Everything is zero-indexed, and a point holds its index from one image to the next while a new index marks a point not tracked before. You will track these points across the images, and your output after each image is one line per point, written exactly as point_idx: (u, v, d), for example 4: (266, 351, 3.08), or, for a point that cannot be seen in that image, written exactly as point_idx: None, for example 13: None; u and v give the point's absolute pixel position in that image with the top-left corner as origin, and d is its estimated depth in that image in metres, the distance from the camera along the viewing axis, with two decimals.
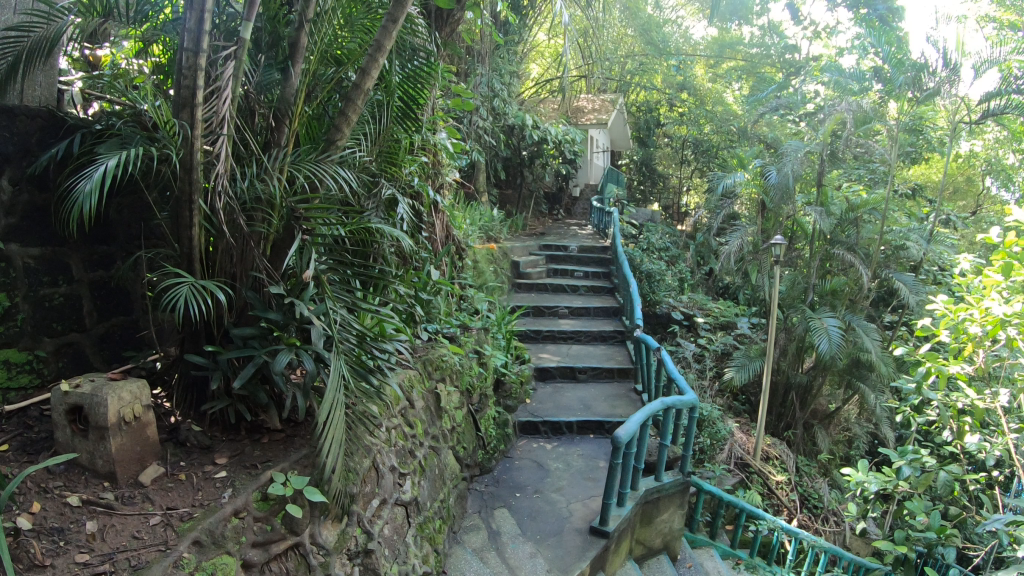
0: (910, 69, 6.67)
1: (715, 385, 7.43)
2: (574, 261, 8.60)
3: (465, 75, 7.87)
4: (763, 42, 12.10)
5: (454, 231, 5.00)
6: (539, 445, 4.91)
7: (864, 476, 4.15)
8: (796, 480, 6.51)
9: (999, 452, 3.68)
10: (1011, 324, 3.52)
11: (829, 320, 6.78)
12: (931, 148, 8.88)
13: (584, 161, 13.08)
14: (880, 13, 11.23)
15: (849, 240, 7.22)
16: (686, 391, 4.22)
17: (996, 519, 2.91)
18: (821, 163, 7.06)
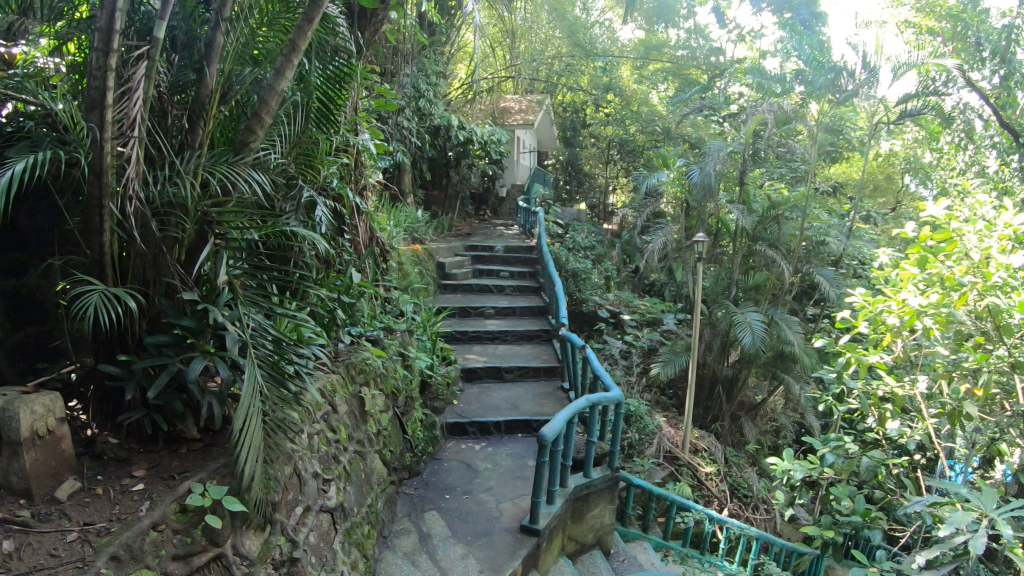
0: (829, 71, 6.94)
1: (641, 381, 7.55)
2: (499, 261, 8.62)
3: (391, 76, 7.78)
4: (688, 45, 12.19)
5: (378, 233, 4.88)
6: (467, 446, 4.89)
7: (790, 465, 4.27)
8: (725, 470, 6.67)
9: (919, 437, 3.82)
10: (927, 314, 3.66)
11: (752, 314, 6.97)
12: (852, 147, 9.19)
13: (510, 161, 13.14)
14: (803, 18, 11.61)
15: (770, 236, 7.44)
16: (611, 387, 4.28)
17: (917, 502, 3.03)
18: (743, 161, 7.25)
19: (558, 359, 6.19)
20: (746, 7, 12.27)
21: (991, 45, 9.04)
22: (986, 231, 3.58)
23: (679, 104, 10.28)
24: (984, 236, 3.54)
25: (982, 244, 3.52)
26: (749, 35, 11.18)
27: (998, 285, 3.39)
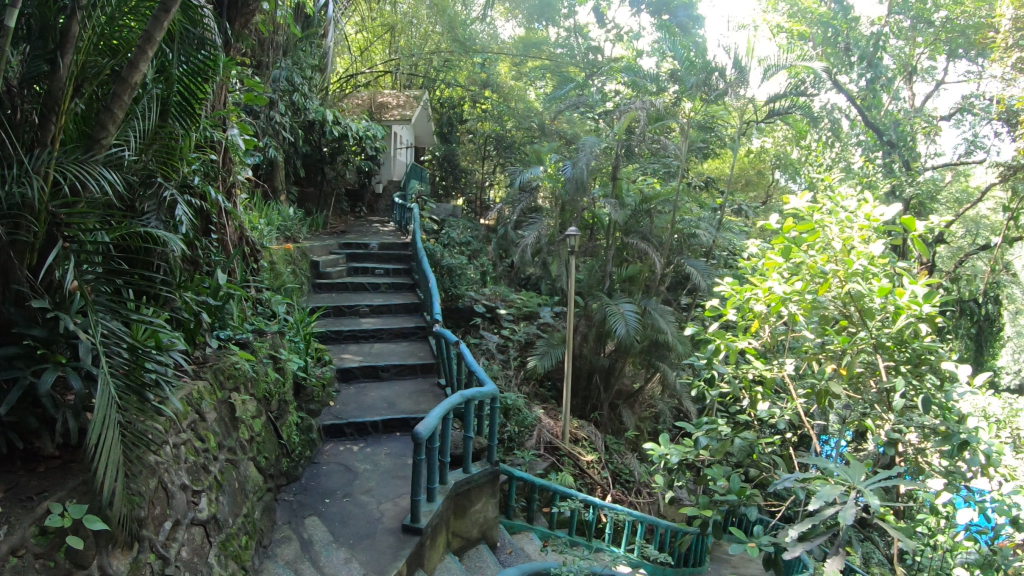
0: (701, 70, 7.23)
1: (519, 374, 7.65)
2: (374, 258, 8.52)
3: (263, 68, 7.55)
4: (567, 44, 12.50)
5: (249, 232, 4.71)
6: (345, 448, 4.79)
7: (665, 450, 4.39)
8: (606, 458, 6.87)
9: (789, 417, 3.96)
10: (791, 301, 3.86)
11: (626, 305, 7.16)
12: (722, 143, 9.63)
13: (386, 157, 13.01)
14: (680, 20, 12.08)
15: (642, 229, 7.76)
16: (486, 381, 4.31)
17: (787, 478, 3.11)
18: (616, 157, 7.49)
19: (434, 356, 6.20)
20: (625, 8, 12.61)
21: (859, 51, 10.66)
22: (846, 222, 3.78)
23: (554, 101, 10.46)
24: (846, 227, 3.75)
25: (843, 234, 3.73)
26: (627, 35, 12.22)
27: (858, 273, 3.59)
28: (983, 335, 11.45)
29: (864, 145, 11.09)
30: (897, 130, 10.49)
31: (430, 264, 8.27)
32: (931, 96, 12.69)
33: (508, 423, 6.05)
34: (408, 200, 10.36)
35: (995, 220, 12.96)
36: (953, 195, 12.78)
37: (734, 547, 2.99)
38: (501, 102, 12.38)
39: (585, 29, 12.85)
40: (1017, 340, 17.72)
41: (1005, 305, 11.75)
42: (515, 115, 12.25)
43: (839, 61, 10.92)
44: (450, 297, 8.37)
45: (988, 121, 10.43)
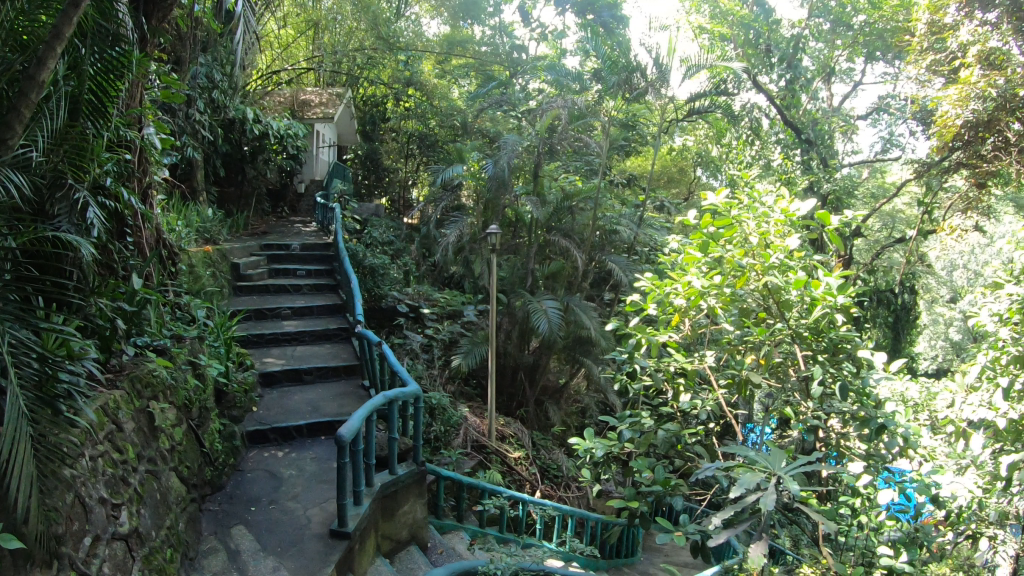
0: (622, 70, 7.34)
1: (444, 373, 7.62)
2: (295, 259, 8.36)
3: (182, 65, 7.33)
4: (492, 42, 12.35)
5: (166, 235, 4.57)
6: (269, 454, 4.69)
7: (591, 445, 4.23)
8: (533, 454, 6.92)
9: (709, 408, 4.05)
10: (710, 296, 3.95)
11: (548, 302, 7.24)
12: (643, 141, 9.77)
13: (309, 156, 12.76)
14: (605, 20, 12.20)
15: (564, 226, 7.86)
16: (408, 381, 4.29)
17: (709, 467, 3.10)
18: (537, 155, 7.55)
19: (357, 357, 6.13)
20: (549, 7, 12.68)
21: (779, 51, 10.84)
22: (762, 217, 3.91)
23: (477, 100, 10.46)
24: (761, 222, 3.89)
25: (760, 228, 3.87)
26: (551, 34, 12.23)
27: (774, 266, 3.69)
28: (900, 323, 11.97)
29: (783, 143, 11.30)
30: (815, 129, 10.93)
31: (352, 264, 8.16)
32: (849, 96, 13.21)
33: (434, 423, 6.03)
34: (330, 200, 10.20)
35: (908, 213, 13.55)
36: (867, 190, 13.29)
37: (661, 538, 2.99)
38: (426, 100, 12.07)
39: (509, 27, 12.89)
40: (931, 328, 18.62)
41: (919, 295, 12.31)
42: (439, 113, 11.88)
43: (760, 63, 10.97)
44: (373, 297, 8.27)
45: (903, 119, 10.89)
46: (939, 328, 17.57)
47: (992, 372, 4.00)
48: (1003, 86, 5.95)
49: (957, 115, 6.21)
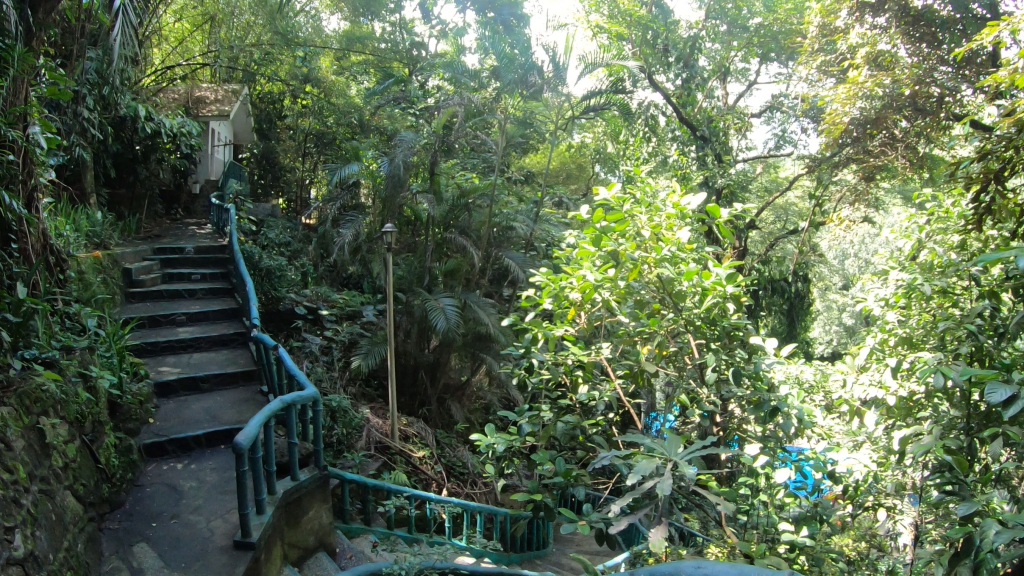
0: (518, 67, 7.47)
1: (344, 375, 7.54)
2: (190, 263, 8.06)
3: (70, 61, 6.97)
4: (393, 40, 12.12)
5: (53, 241, 4.35)
6: (168, 467, 4.51)
7: (491, 438, 4.01)
8: (437, 452, 7.01)
9: (607, 398, 3.95)
10: (605, 288, 3.92)
11: (445, 299, 7.21)
12: (540, 138, 9.91)
13: (204, 155, 12.34)
14: (505, 18, 12.28)
15: (461, 223, 7.89)
16: (306, 385, 4.20)
17: (604, 456, 3.00)
18: (434, 152, 7.58)
19: (254, 363, 5.98)
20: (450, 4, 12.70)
21: (676, 51, 11.12)
22: (654, 211, 3.96)
23: (374, 98, 10.37)
24: (654, 215, 3.93)
25: (652, 222, 3.90)
26: (451, 31, 12.26)
27: (666, 257, 3.75)
28: (793, 311, 12.67)
29: (679, 140, 11.79)
30: (710, 125, 11.47)
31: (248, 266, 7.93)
32: (743, 95, 13.70)
33: (336, 426, 5.95)
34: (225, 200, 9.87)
35: (799, 206, 14.18)
36: (761, 185, 13.83)
37: (565, 528, 2.98)
38: (321, 96, 11.51)
39: (408, 24, 12.85)
40: (823, 316, 19.34)
41: (810, 283, 12.97)
42: (335, 109, 11.34)
43: (658, 61, 11.25)
44: (269, 299, 7.99)
45: (794, 117, 11.41)
46: (831, 314, 18.45)
47: (879, 354, 4.31)
48: (887, 86, 6.25)
49: (844, 113, 6.46)
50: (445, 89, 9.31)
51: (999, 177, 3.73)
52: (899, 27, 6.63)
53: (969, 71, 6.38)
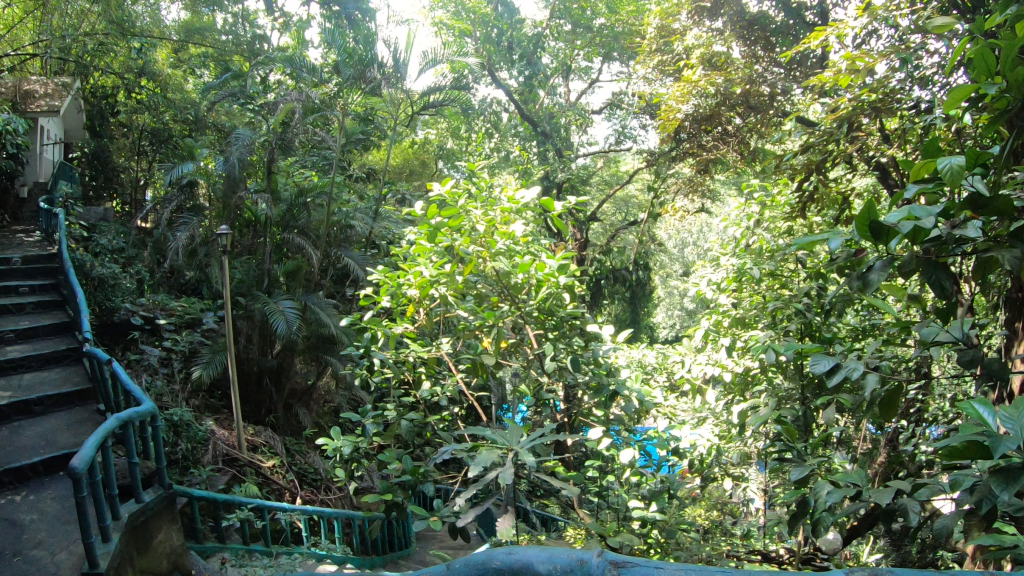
0: (357, 63, 7.81)
1: (187, 387, 7.27)
2: (16, 275, 7.43)
3: None
4: (233, 31, 11.65)
5: None
6: (5, 501, 4.15)
7: (337, 443, 3.92)
8: (287, 460, 7.15)
9: (449, 393, 3.93)
10: (439, 284, 3.82)
11: (284, 302, 7.32)
12: (382, 135, 9.88)
13: (30, 155, 11.46)
14: (350, 12, 12.05)
15: (300, 223, 7.89)
16: (144, 400, 3.99)
17: (445, 450, 2.96)
18: (271, 149, 7.63)
19: (91, 380, 5.61)
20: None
21: (521, 50, 12.09)
22: (488, 206, 3.78)
23: (209, 93, 9.92)
24: (486, 210, 3.74)
25: (487, 216, 3.72)
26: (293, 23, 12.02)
27: (501, 251, 3.60)
28: (636, 298, 13.53)
29: (520, 135, 12.24)
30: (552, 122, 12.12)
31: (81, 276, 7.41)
32: (586, 92, 14.12)
33: (180, 442, 5.90)
34: (53, 204, 9.17)
35: (639, 198, 14.83)
36: (603, 179, 14.35)
37: (417, 525, 2.96)
38: (158, 92, 10.49)
39: (251, 16, 12.16)
40: (666, 301, 19.57)
41: (651, 272, 13.71)
42: (173, 105, 10.50)
43: (502, 58, 12.27)
44: (104, 311, 7.37)
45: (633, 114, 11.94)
46: (674, 300, 19.34)
47: (713, 335, 4.66)
48: (720, 84, 6.56)
49: (680, 109, 6.68)
50: (287, 86, 9.01)
51: (821, 171, 4.11)
52: (734, 31, 7.11)
53: (795, 71, 6.80)
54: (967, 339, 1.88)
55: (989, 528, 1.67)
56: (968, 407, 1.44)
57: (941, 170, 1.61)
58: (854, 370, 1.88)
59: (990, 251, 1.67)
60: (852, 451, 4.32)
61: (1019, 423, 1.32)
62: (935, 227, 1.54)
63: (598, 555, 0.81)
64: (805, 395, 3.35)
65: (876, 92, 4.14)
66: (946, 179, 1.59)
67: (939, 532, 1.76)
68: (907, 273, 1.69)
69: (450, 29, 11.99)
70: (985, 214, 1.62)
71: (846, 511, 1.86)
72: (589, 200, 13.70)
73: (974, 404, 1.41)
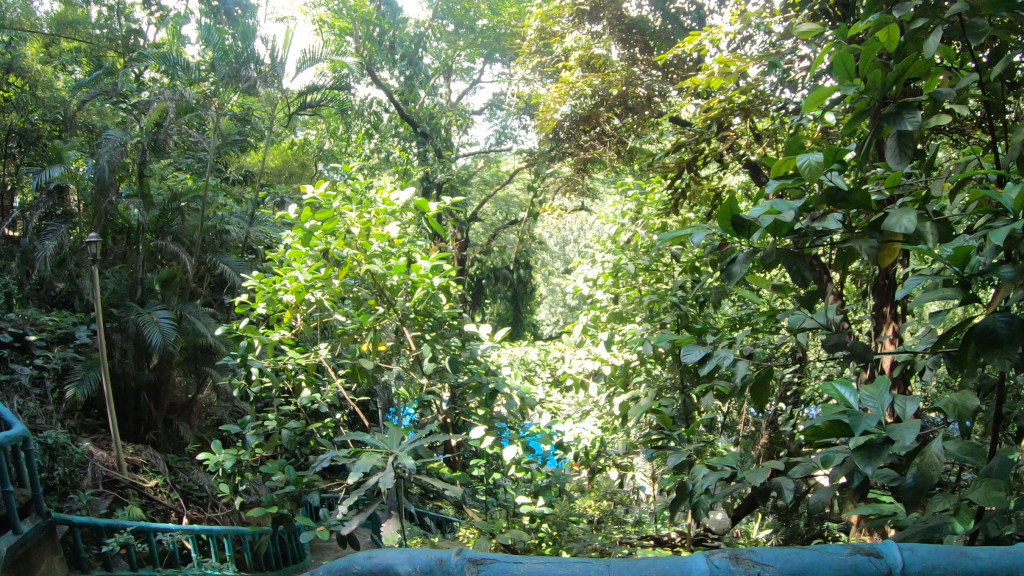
0: (233, 61, 7.69)
1: (61, 407, 6.84)
2: None
3: None
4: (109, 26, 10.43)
5: None
6: None
7: (221, 457, 3.79)
8: (170, 478, 6.84)
9: (329, 399, 3.86)
10: (314, 288, 3.71)
11: (158, 313, 7.07)
12: (260, 136, 9.57)
13: None
14: (229, 8, 11.53)
15: (174, 229, 7.55)
16: (15, 424, 3.72)
17: (323, 457, 2.97)
18: (143, 151, 7.27)
19: None
20: None
21: (403, 48, 12.06)
22: (363, 208, 3.72)
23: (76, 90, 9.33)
24: (360, 213, 3.68)
25: (361, 218, 3.65)
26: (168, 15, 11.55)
27: (376, 253, 3.58)
28: (518, 297, 13.64)
29: (402, 135, 12.18)
30: (430, 122, 12.06)
31: None
32: (467, 93, 14.21)
33: (57, 467, 5.75)
34: None
35: (520, 198, 15.01)
36: (484, 179, 14.48)
37: (304, 536, 2.88)
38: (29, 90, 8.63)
39: (127, 10, 11.21)
40: (550, 298, 19.87)
41: (532, 270, 13.93)
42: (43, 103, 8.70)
43: (384, 58, 12.02)
44: None
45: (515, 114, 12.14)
46: (556, 297, 19.68)
47: (591, 330, 4.80)
48: (597, 86, 6.74)
49: (557, 109, 7.16)
50: (160, 84, 8.61)
51: (690, 168, 4.32)
52: (611, 34, 7.30)
53: (673, 73, 6.93)
54: (830, 324, 1.99)
55: (856, 500, 1.78)
56: (830, 389, 1.51)
57: (800, 167, 1.69)
58: (726, 358, 1.93)
59: (849, 242, 1.77)
60: (733, 436, 4.50)
61: (878, 401, 1.43)
62: (793, 220, 1.61)
63: (457, 554, 0.89)
64: (684, 385, 3.49)
65: (746, 93, 4.41)
66: (805, 176, 1.67)
67: (814, 507, 1.80)
68: (768, 265, 1.77)
69: (330, 27, 11.75)
70: (842, 207, 1.72)
71: (722, 492, 1.94)
72: (469, 200, 13.78)
73: (835, 385, 1.49)
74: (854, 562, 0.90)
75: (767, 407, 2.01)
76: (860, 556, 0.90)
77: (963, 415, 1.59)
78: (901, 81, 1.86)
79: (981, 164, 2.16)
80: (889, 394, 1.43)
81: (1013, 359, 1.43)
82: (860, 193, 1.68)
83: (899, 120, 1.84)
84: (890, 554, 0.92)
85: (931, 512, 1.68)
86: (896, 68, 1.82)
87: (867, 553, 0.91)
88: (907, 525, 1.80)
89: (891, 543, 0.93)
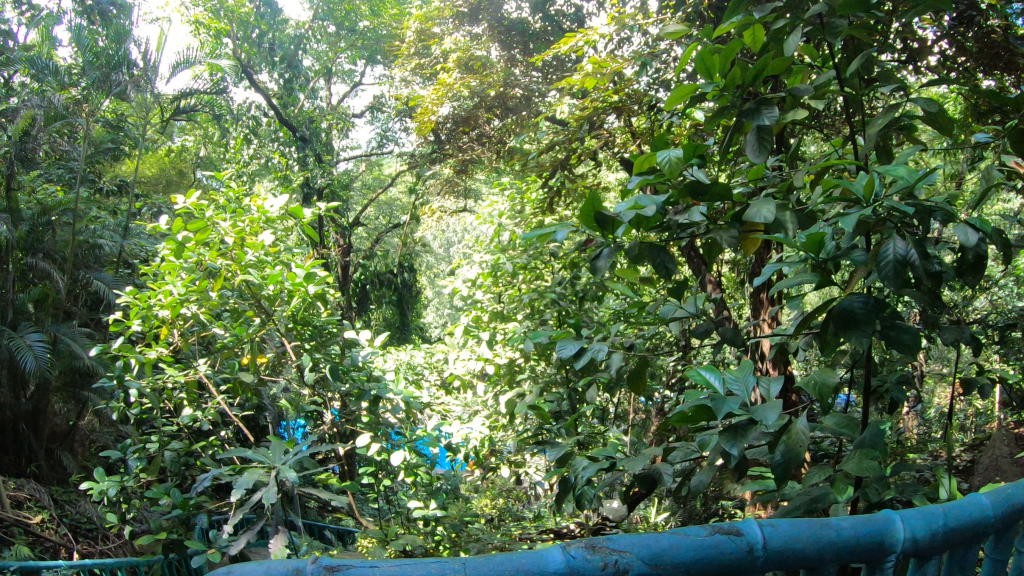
0: (105, 64, 7.31)
1: None
2: None
3: None
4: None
5: None
6: None
7: (103, 484, 3.61)
8: (55, 512, 6.46)
9: (211, 416, 3.73)
10: (190, 302, 3.57)
11: (32, 336, 6.64)
12: (133, 145, 9.14)
13: None
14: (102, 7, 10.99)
15: (43, 246, 7.11)
16: None
17: (203, 477, 2.88)
18: (9, 162, 6.85)
19: None
20: None
21: (281, 51, 12.02)
22: (236, 217, 3.61)
23: None
24: (234, 222, 3.56)
25: (234, 227, 3.54)
26: (32, 14, 10.87)
27: (251, 263, 3.50)
28: (405, 301, 13.60)
29: (281, 140, 11.91)
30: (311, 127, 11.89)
31: None
32: (349, 95, 13.98)
33: None
34: None
35: (404, 200, 14.97)
36: (366, 183, 14.36)
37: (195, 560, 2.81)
38: None
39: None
40: (437, 300, 19.87)
41: (416, 273, 13.94)
42: None
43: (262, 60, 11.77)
44: None
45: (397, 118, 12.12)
46: (443, 300, 19.73)
47: (473, 331, 4.86)
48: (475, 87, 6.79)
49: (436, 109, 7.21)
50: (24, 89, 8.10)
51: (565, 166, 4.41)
52: (489, 36, 7.43)
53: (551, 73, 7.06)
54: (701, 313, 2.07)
55: (731, 479, 1.85)
56: (697, 374, 1.55)
57: (661, 162, 1.74)
58: (599, 351, 1.97)
59: (712, 232, 1.84)
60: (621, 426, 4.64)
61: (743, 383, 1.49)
62: (656, 214, 1.66)
63: (312, 562, 0.81)
64: (571, 379, 3.59)
65: (619, 92, 4.51)
66: (667, 171, 1.73)
67: (696, 489, 1.87)
68: (634, 259, 1.82)
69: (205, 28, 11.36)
70: (704, 199, 1.78)
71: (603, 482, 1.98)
72: (352, 205, 13.65)
73: (700, 370, 1.54)
74: (712, 542, 0.88)
75: (646, 396, 2.06)
76: (720, 536, 0.89)
77: (824, 392, 1.69)
78: (758, 77, 1.95)
79: (829, 155, 2.29)
80: (751, 376, 1.50)
81: (868, 335, 1.53)
82: (720, 186, 1.74)
83: (757, 116, 1.94)
84: (749, 531, 0.91)
85: (808, 484, 1.77)
86: (753, 66, 1.92)
87: (725, 532, 0.90)
88: (782, 501, 1.91)
89: (750, 520, 0.92)
